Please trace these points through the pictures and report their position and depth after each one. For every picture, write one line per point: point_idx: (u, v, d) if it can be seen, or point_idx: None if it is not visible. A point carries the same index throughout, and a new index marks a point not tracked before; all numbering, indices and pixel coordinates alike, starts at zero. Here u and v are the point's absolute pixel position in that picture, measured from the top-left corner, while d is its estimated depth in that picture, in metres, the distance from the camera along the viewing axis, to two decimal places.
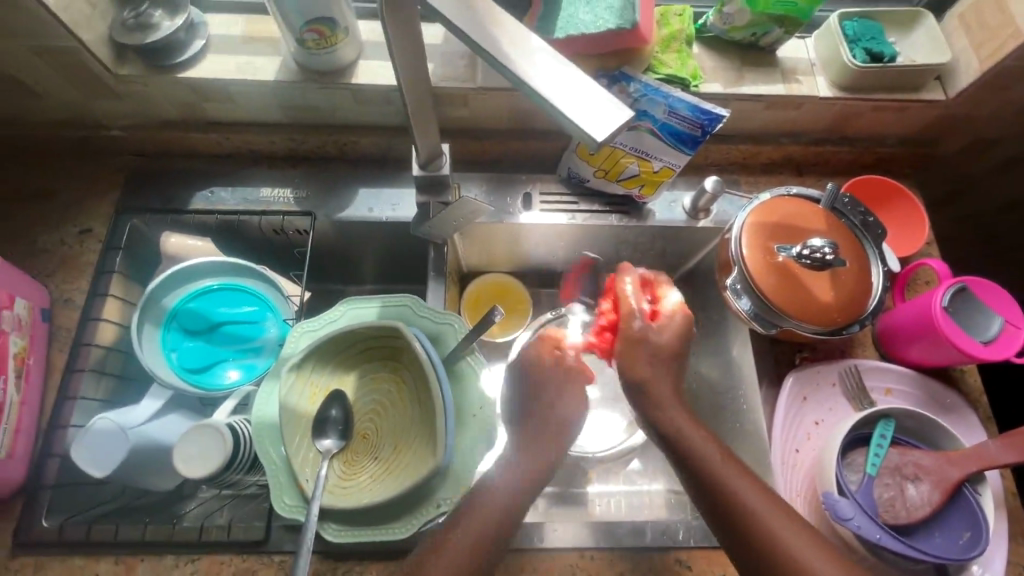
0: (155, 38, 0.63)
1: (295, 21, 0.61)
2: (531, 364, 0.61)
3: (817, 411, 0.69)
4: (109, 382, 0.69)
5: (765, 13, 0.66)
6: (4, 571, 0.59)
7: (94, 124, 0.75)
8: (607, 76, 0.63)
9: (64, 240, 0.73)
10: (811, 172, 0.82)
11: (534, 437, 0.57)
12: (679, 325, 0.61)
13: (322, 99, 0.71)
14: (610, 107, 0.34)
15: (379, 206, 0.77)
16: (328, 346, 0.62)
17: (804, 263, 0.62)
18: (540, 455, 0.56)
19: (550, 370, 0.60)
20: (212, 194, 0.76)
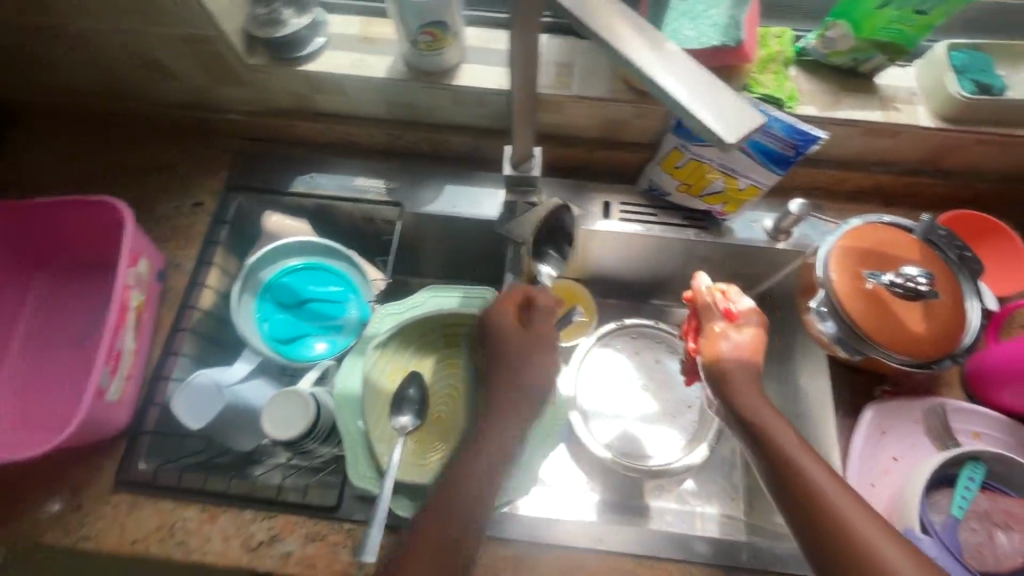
0: (284, 33, 0.69)
1: (413, 25, 0.65)
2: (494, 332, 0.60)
3: (895, 447, 0.67)
4: (205, 343, 0.75)
5: (870, 38, 0.66)
6: (104, 505, 0.64)
7: (215, 108, 0.82)
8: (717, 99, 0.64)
9: (179, 211, 0.80)
10: (900, 203, 0.80)
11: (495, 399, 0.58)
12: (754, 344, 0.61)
13: (425, 98, 0.75)
14: (742, 110, 0.36)
15: (464, 203, 0.80)
16: (410, 329, 0.67)
17: (895, 291, 0.61)
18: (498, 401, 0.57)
19: (514, 342, 0.59)
20: (311, 179, 0.81)
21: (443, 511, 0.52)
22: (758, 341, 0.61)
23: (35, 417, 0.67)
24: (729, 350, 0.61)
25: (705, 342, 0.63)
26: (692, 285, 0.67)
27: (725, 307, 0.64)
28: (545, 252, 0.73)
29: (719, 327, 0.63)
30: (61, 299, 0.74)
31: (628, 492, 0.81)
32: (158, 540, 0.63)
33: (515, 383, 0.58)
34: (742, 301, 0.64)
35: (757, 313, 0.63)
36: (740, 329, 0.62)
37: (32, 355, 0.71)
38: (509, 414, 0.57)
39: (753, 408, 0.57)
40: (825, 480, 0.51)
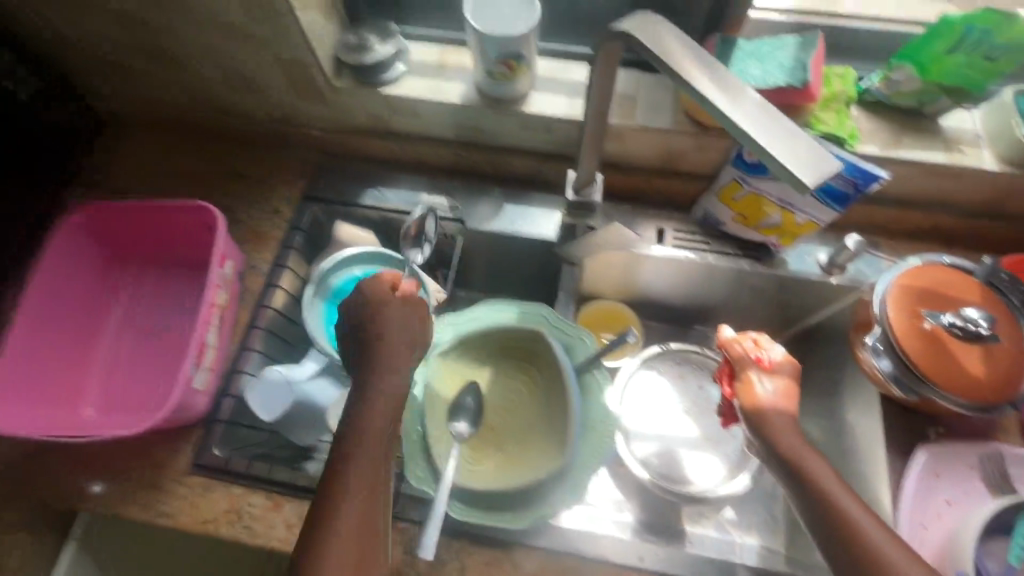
0: (369, 59, 0.75)
1: (491, 56, 0.70)
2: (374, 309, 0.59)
3: (948, 490, 0.66)
4: (276, 341, 0.80)
5: (936, 82, 0.68)
6: (179, 485, 0.69)
7: (297, 124, 0.89)
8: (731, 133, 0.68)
9: (258, 217, 0.86)
10: (959, 244, 0.80)
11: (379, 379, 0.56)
12: (784, 389, 0.61)
13: (492, 123, 0.80)
14: (821, 157, 0.38)
15: (523, 222, 0.84)
16: (472, 340, 0.70)
17: (955, 333, 0.61)
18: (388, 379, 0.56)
19: (392, 315, 0.59)
20: (380, 194, 0.87)
21: (341, 491, 0.51)
22: (793, 389, 0.61)
23: (127, 400, 0.74)
24: (765, 398, 0.60)
25: (739, 389, 0.61)
26: (721, 338, 0.65)
27: (758, 357, 0.62)
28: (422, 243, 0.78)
29: (753, 376, 0.61)
30: (152, 293, 0.81)
31: (664, 514, 0.81)
32: (227, 522, 0.67)
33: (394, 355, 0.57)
34: (774, 351, 0.63)
35: (790, 361, 0.63)
36: (773, 378, 0.61)
37: (125, 344, 0.78)
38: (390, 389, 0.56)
39: (792, 450, 0.56)
40: (855, 510, 0.50)
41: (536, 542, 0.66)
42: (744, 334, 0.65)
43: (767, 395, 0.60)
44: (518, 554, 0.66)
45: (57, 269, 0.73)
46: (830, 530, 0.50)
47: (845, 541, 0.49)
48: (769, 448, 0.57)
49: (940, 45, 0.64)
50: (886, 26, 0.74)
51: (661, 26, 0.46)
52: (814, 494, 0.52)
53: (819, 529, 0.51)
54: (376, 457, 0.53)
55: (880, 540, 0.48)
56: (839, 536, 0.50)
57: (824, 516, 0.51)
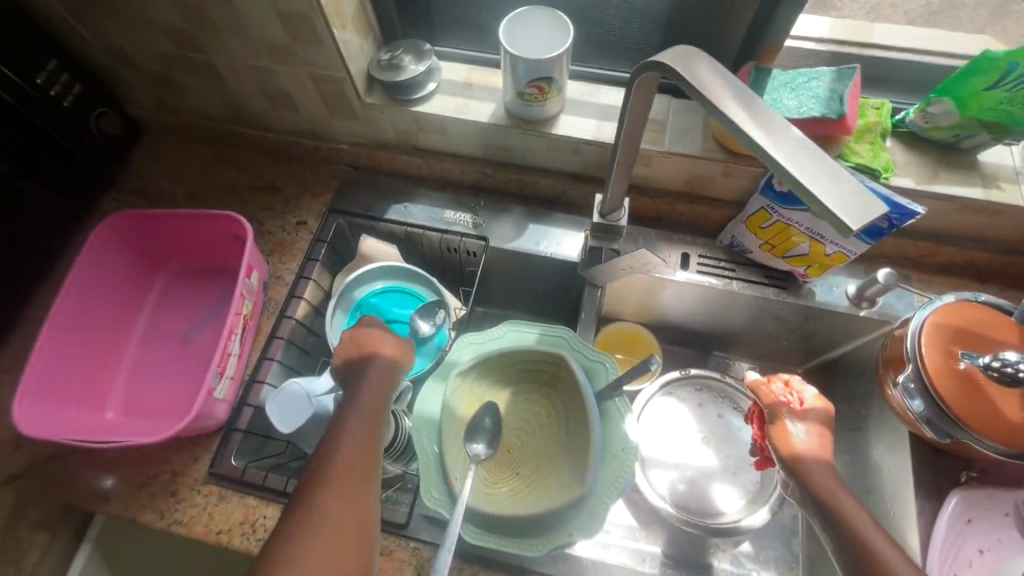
0: (401, 77, 0.76)
1: (522, 79, 0.70)
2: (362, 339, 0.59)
3: (980, 539, 0.63)
4: (296, 352, 0.80)
5: (976, 117, 0.66)
6: (195, 492, 0.69)
7: (327, 138, 0.90)
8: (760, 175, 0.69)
9: (285, 227, 0.88)
10: (995, 281, 0.78)
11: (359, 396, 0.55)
12: (820, 428, 0.60)
13: (520, 142, 0.80)
14: (865, 198, 0.37)
15: (547, 242, 0.84)
16: (492, 361, 0.69)
17: (991, 375, 0.59)
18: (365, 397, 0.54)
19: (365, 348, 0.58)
20: (406, 209, 0.87)
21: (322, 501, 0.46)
22: (826, 435, 0.60)
23: (149, 406, 0.74)
24: (805, 448, 0.58)
25: (774, 435, 0.61)
26: (748, 381, 0.64)
27: (790, 400, 0.62)
28: (434, 314, 0.80)
29: (786, 421, 0.61)
30: (179, 300, 0.82)
31: (683, 547, 0.79)
32: (241, 534, 0.67)
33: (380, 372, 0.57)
34: (806, 392, 0.62)
35: (823, 403, 0.62)
36: (806, 420, 0.61)
37: (149, 350, 0.79)
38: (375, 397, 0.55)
39: (826, 491, 0.55)
40: (895, 558, 0.49)
41: (550, 570, 0.65)
42: (772, 376, 0.64)
43: (804, 442, 0.59)
44: None
45: (90, 271, 0.75)
46: (862, 571, 0.49)
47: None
48: (798, 482, 0.57)
49: (982, 80, 0.63)
50: (922, 58, 0.73)
51: (699, 57, 0.46)
52: (847, 535, 0.51)
53: (852, 568, 0.50)
54: (363, 455, 0.50)
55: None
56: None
57: (856, 555, 0.50)
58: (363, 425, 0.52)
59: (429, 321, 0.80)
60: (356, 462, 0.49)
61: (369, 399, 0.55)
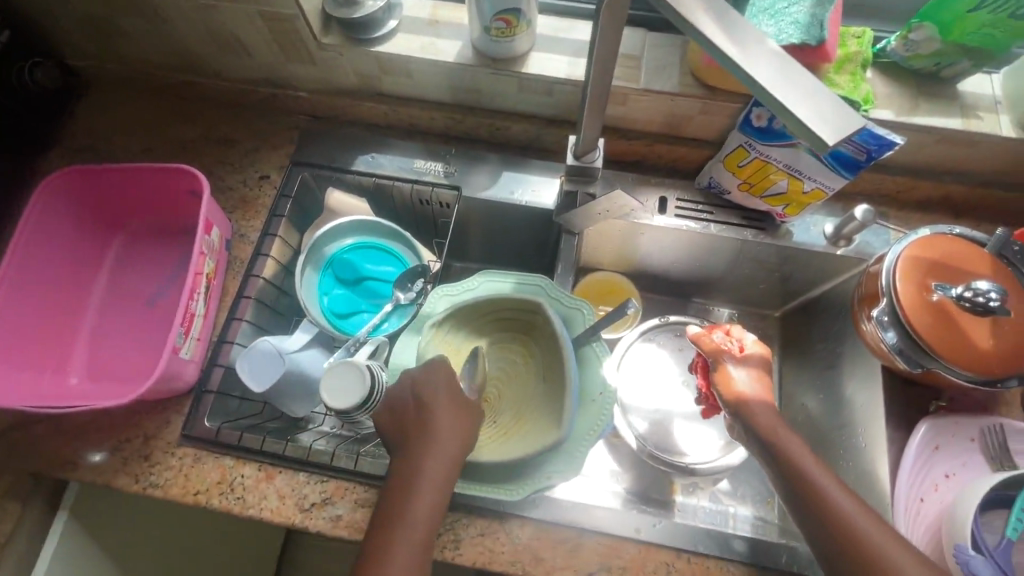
0: (359, 14, 0.71)
1: (487, 11, 0.66)
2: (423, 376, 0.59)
3: (946, 464, 0.65)
4: (267, 312, 0.78)
5: (958, 43, 0.64)
6: (170, 455, 0.68)
7: (286, 86, 0.85)
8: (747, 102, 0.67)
9: (246, 182, 0.83)
10: (969, 215, 0.78)
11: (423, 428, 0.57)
12: (758, 370, 0.64)
13: (490, 83, 0.76)
14: (846, 115, 0.35)
15: (521, 190, 0.81)
16: (466, 311, 0.66)
17: (963, 306, 0.59)
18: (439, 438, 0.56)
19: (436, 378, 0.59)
20: (373, 159, 0.83)
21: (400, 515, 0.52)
22: (764, 377, 0.64)
23: (114, 371, 0.72)
24: (746, 390, 0.62)
25: (716, 380, 0.65)
26: (690, 335, 0.68)
27: (731, 347, 0.65)
28: (412, 283, 0.80)
29: (728, 367, 0.64)
30: (138, 262, 0.78)
31: (656, 485, 0.82)
32: (219, 493, 0.66)
33: (449, 424, 0.57)
34: (746, 339, 0.66)
35: (762, 348, 0.65)
36: (747, 364, 0.64)
37: (110, 312, 0.75)
38: (446, 450, 0.55)
39: None
40: None
41: (530, 513, 0.65)
42: (714, 327, 0.68)
43: (745, 385, 0.62)
44: (512, 525, 0.65)
45: (36, 232, 0.70)
46: None
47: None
48: None
49: (964, 2, 0.60)
50: None
51: None
52: None
53: None
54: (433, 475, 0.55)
55: (858, 522, 0.51)
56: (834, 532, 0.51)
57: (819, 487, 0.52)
58: (434, 481, 0.54)
59: (406, 290, 0.80)
60: (425, 522, 0.53)
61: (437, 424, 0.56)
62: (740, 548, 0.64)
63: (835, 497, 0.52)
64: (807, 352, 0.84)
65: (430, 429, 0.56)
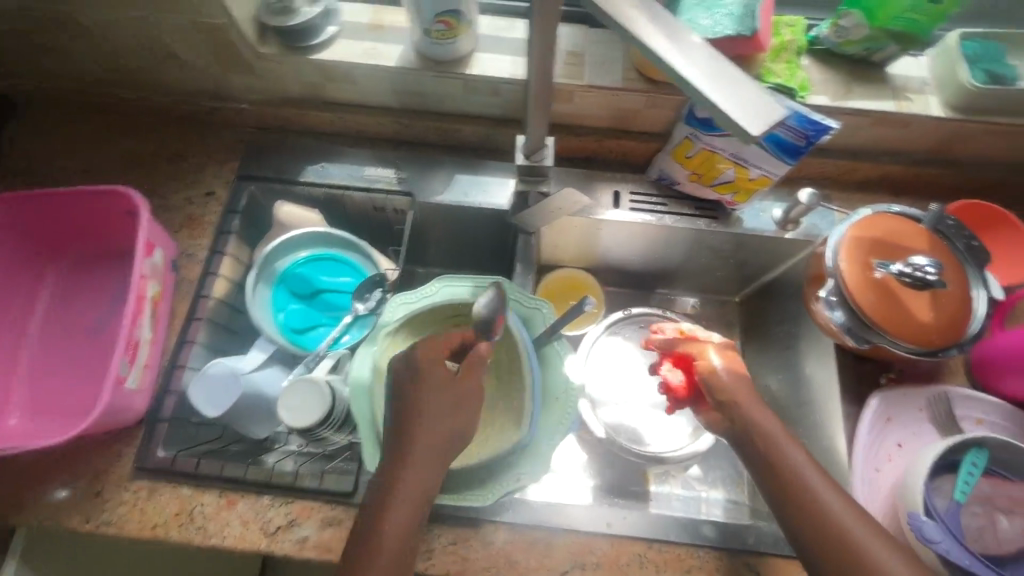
0: (295, 21, 0.69)
1: (426, 13, 0.65)
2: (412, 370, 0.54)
3: (899, 434, 0.68)
4: (220, 332, 0.76)
5: (884, 28, 0.66)
6: (123, 491, 0.65)
7: (227, 97, 0.82)
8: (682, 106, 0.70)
9: (190, 200, 0.80)
10: (908, 193, 0.81)
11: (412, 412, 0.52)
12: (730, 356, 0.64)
13: (436, 86, 0.75)
14: (770, 105, 0.36)
15: (475, 192, 0.80)
16: (424, 318, 0.67)
17: (904, 281, 0.61)
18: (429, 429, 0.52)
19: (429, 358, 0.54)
20: (322, 169, 0.81)
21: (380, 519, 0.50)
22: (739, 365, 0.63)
23: (57, 407, 0.68)
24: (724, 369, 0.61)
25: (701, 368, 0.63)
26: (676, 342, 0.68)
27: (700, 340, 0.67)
28: (370, 293, 0.78)
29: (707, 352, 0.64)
30: (77, 290, 0.75)
31: (630, 477, 0.83)
32: (178, 526, 0.64)
33: (442, 413, 0.53)
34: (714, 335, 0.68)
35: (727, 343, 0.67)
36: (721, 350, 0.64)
37: (48, 344, 0.72)
38: (432, 444, 0.52)
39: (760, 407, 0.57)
40: None
41: (501, 518, 0.65)
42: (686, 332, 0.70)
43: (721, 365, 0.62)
44: (485, 531, 0.65)
45: None
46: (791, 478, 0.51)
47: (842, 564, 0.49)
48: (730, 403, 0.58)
49: None
50: None
51: None
52: None
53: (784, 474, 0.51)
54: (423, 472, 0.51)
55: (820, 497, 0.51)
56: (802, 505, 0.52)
57: None
58: (418, 485, 0.51)
59: (365, 300, 0.78)
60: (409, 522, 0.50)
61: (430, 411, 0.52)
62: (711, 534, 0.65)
63: (798, 474, 0.53)
64: (766, 335, 0.86)
65: (417, 423, 0.52)
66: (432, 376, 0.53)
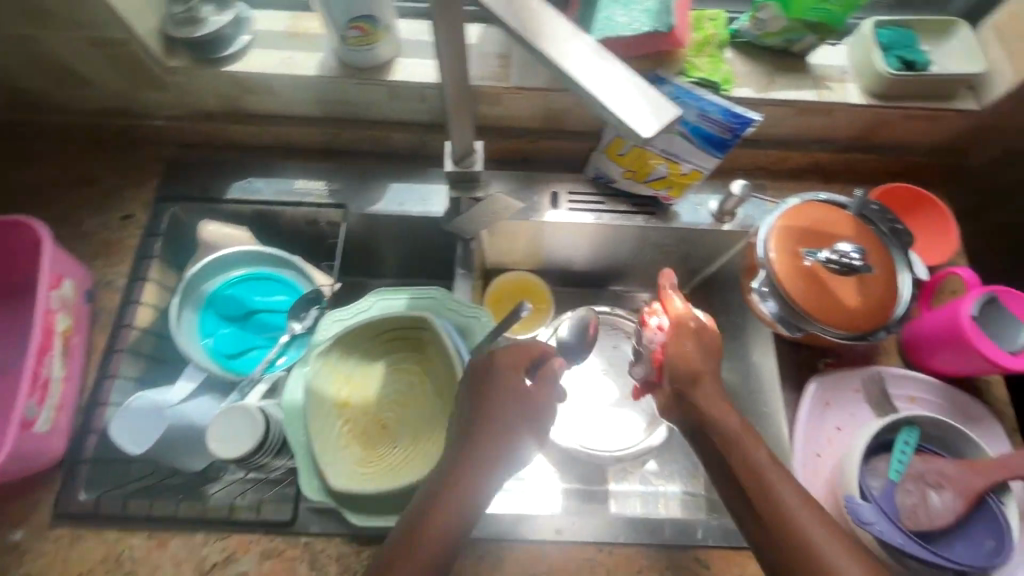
0: (203, 32, 0.65)
1: (339, 19, 0.63)
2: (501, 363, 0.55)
3: (838, 417, 0.69)
4: (144, 362, 0.72)
5: (799, 19, 0.67)
6: (44, 539, 0.62)
7: (141, 113, 0.77)
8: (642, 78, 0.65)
9: (107, 224, 0.76)
10: (838, 179, 0.83)
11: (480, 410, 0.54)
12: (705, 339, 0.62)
13: (361, 94, 0.73)
14: (662, 106, 0.35)
15: (410, 201, 0.78)
16: (356, 334, 0.64)
17: (832, 268, 0.63)
18: (494, 430, 0.53)
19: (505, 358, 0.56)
20: (249, 185, 0.78)
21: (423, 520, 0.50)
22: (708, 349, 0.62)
23: None
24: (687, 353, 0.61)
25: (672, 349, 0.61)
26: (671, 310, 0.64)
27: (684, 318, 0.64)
28: (305, 312, 0.75)
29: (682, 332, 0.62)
30: None
31: (588, 478, 0.82)
32: (104, 572, 0.60)
33: (507, 417, 0.54)
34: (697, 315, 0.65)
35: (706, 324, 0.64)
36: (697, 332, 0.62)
37: None
38: (491, 448, 0.52)
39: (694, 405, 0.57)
40: None
41: None
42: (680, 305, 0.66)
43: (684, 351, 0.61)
44: None
45: None
46: None
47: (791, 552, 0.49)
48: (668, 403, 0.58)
49: None
50: None
51: None
52: None
53: None
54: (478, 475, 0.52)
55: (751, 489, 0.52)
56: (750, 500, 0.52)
57: None
58: (476, 488, 0.52)
59: (302, 319, 0.75)
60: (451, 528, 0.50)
61: (497, 413, 0.54)
62: (659, 532, 0.65)
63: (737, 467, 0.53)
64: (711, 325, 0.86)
65: (482, 423, 0.53)
66: (503, 380, 0.55)
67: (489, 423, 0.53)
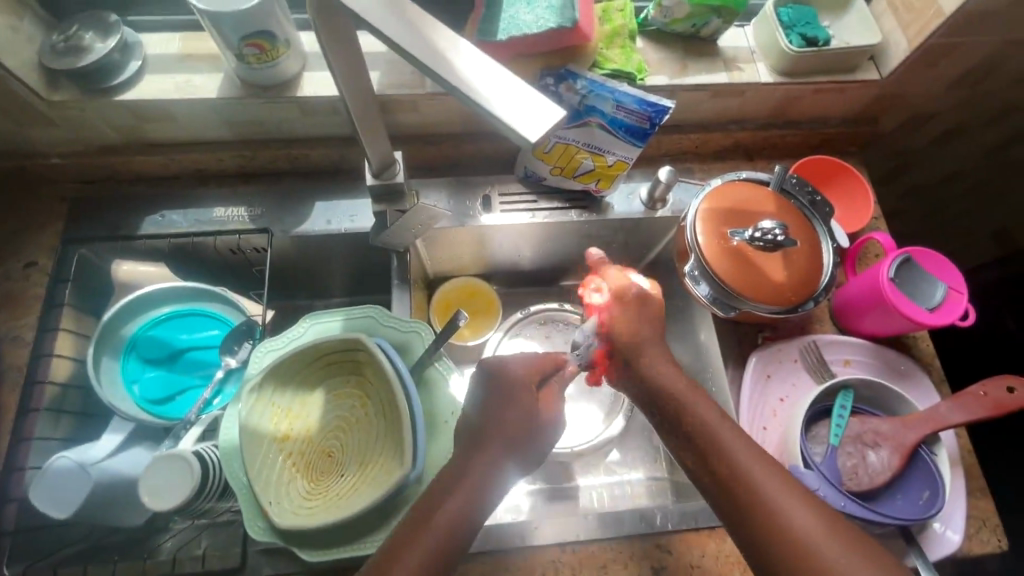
0: (87, 61, 0.62)
1: (232, 38, 0.60)
2: (512, 364, 0.54)
3: (781, 388, 0.71)
4: (69, 419, 0.67)
5: (702, 4, 0.68)
6: None
7: (33, 153, 0.72)
8: (553, 74, 0.65)
9: (8, 275, 0.71)
10: (761, 156, 0.85)
11: (490, 404, 0.52)
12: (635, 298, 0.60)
13: (269, 113, 0.70)
14: (547, 108, 0.35)
15: (337, 218, 0.75)
16: (287, 366, 0.61)
17: (756, 245, 0.64)
18: (506, 425, 0.50)
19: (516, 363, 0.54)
20: (163, 218, 0.74)
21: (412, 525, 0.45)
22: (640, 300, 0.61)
23: None
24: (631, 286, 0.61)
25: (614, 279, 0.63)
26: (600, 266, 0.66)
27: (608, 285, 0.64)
28: (239, 346, 0.72)
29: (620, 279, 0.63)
30: None
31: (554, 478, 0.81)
32: None
33: (520, 418, 0.51)
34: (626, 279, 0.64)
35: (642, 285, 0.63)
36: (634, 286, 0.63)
37: None
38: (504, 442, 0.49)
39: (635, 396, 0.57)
40: (685, 431, 0.51)
41: None
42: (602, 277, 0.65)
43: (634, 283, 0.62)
44: None
45: None
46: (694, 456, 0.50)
47: (763, 550, 0.45)
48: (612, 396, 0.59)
49: None
50: None
51: None
52: None
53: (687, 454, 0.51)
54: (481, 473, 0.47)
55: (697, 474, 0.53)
56: (727, 497, 0.47)
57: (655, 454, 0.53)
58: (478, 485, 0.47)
59: (236, 353, 0.72)
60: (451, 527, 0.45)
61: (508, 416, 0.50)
62: (621, 524, 0.65)
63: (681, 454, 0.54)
64: None
65: (483, 422, 0.50)
66: (520, 386, 0.53)
67: (490, 420, 0.50)
